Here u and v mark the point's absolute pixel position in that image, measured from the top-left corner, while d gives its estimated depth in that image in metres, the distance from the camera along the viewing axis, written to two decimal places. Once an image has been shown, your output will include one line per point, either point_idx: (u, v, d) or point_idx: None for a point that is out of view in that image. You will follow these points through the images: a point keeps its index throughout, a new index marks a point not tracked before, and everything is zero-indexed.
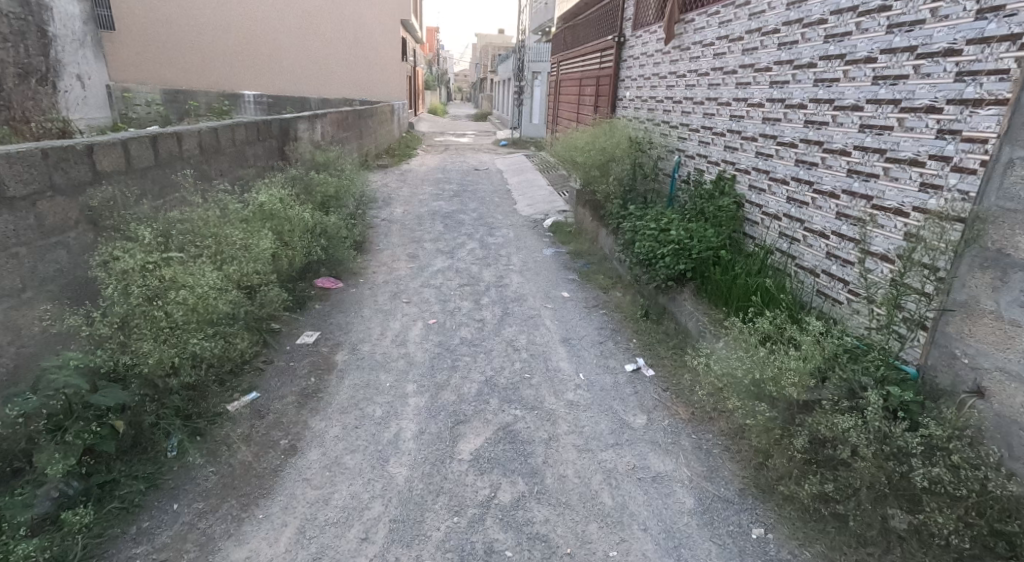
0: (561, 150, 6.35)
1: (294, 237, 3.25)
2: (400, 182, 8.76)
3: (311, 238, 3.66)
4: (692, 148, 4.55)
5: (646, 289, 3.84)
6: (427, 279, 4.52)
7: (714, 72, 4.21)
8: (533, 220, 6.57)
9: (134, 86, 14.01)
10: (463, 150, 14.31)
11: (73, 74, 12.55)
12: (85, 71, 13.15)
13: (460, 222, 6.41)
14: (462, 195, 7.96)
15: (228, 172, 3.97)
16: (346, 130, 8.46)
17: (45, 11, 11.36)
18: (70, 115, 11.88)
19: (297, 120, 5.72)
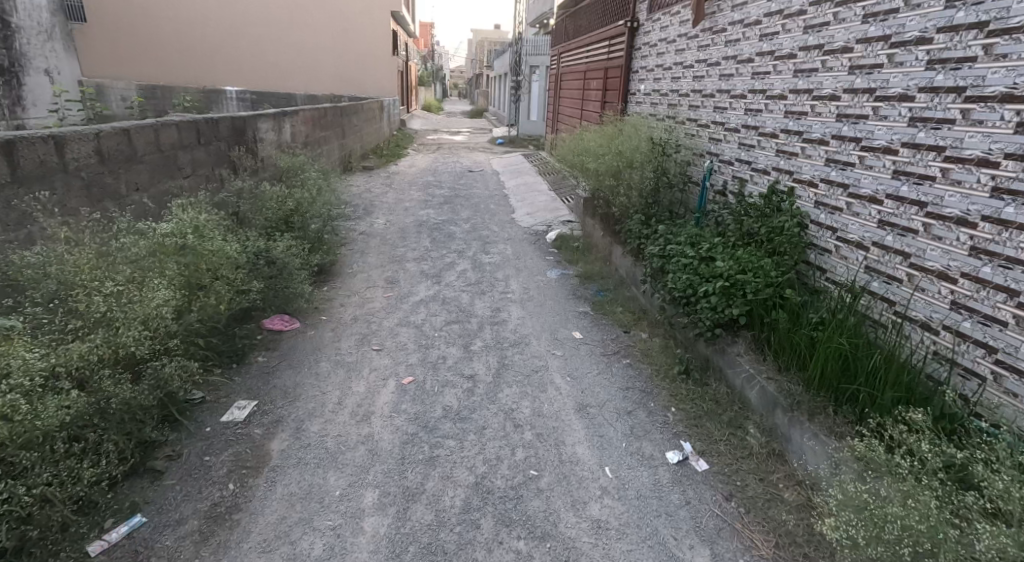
0: (566, 153, 5.51)
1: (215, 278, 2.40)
2: (385, 187, 7.89)
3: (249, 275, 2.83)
4: (731, 152, 3.72)
5: (684, 335, 2.99)
6: (407, 314, 3.69)
7: (760, 57, 3.40)
8: (534, 233, 5.72)
9: (107, 81, 13.18)
10: (456, 149, 13.43)
11: (40, 69, 11.69)
12: (52, 65, 12.28)
13: (450, 236, 5.56)
14: (454, 201, 7.12)
15: (149, 185, 3.14)
16: (323, 129, 7.63)
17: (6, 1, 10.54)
18: (33, 112, 11.02)
19: (258, 120, 4.90)
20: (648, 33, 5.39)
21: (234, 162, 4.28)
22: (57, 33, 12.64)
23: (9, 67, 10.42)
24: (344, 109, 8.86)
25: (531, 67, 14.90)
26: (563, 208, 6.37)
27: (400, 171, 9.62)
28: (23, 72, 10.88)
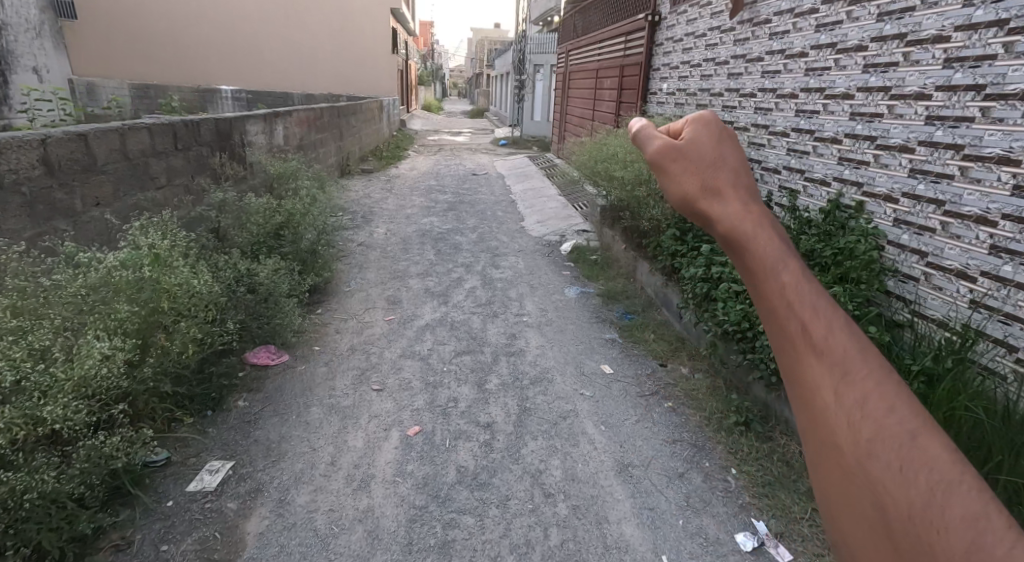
0: (579, 158, 5.06)
1: (179, 324, 1.97)
2: (386, 192, 7.47)
3: (224, 308, 2.40)
4: (778, 159, 3.29)
5: (736, 374, 2.56)
6: (411, 343, 3.26)
7: (816, 51, 2.94)
8: (547, 243, 5.29)
9: (99, 79, 12.89)
10: (459, 150, 13.01)
11: (28, 66, 11.30)
12: (41, 62, 11.88)
13: (457, 247, 5.13)
14: (459, 208, 6.69)
15: (112, 198, 2.71)
16: (320, 131, 7.21)
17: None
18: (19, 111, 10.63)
19: (245, 121, 4.48)
20: (673, 27, 4.94)
21: (218, 169, 3.86)
22: (47, 30, 12.34)
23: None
24: (342, 109, 8.44)
25: (535, 66, 14.46)
26: (576, 216, 5.92)
27: (401, 174, 9.21)
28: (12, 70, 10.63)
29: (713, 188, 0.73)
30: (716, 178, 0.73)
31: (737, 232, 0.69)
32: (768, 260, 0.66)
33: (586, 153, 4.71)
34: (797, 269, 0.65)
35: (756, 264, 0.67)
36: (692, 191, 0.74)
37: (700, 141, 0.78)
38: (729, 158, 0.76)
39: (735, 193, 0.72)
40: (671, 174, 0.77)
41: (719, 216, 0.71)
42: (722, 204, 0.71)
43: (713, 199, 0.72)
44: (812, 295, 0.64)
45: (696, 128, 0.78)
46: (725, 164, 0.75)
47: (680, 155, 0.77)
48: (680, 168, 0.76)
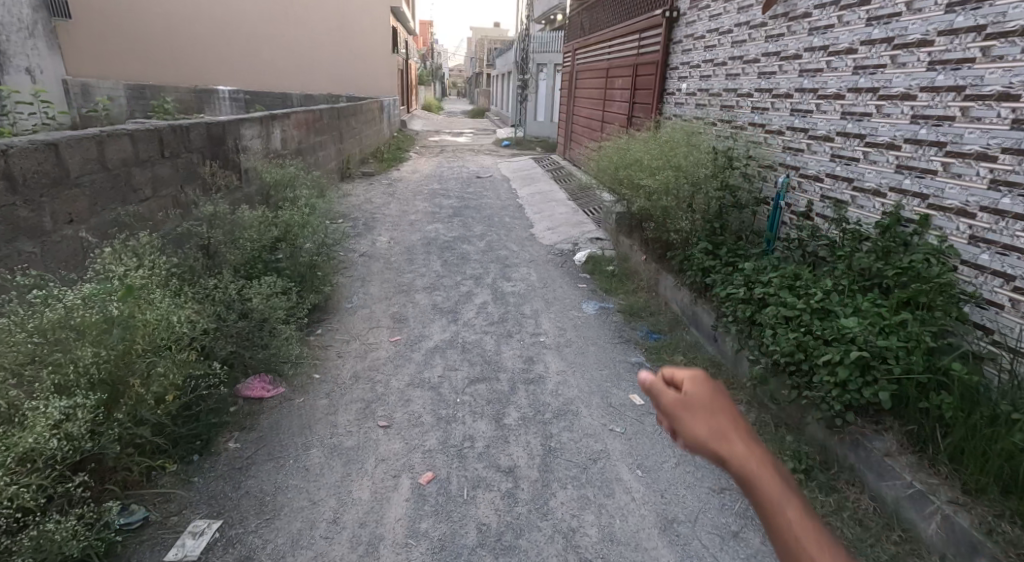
0: (592, 163, 4.77)
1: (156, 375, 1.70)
2: (388, 198, 7.20)
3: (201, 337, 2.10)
4: (820, 166, 3.01)
5: (788, 410, 2.28)
6: (420, 368, 2.99)
7: (867, 48, 2.67)
8: (559, 253, 5.01)
9: (93, 80, 12.68)
10: (461, 152, 12.72)
11: (21, 67, 11.05)
12: (34, 63, 11.62)
13: (464, 257, 4.86)
14: (465, 214, 6.41)
15: (88, 213, 2.43)
16: (319, 134, 6.93)
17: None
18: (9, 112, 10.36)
19: (240, 125, 4.19)
20: (693, 23, 4.66)
21: (209, 177, 3.58)
22: (39, 29, 12.15)
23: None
24: (342, 111, 8.17)
25: (539, 66, 14.18)
26: (588, 223, 5.64)
27: (403, 177, 8.93)
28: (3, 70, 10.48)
29: (725, 439, 0.69)
30: (728, 427, 0.70)
31: (747, 475, 0.67)
32: (777, 505, 0.65)
33: (600, 157, 4.42)
34: (801, 507, 0.66)
35: (761, 512, 0.67)
36: (704, 440, 0.70)
37: (699, 386, 0.74)
38: (722, 404, 0.74)
39: (742, 439, 0.70)
40: (676, 420, 0.73)
41: (733, 465, 0.68)
42: (733, 454, 0.68)
43: (722, 445, 0.69)
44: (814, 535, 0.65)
45: (689, 373, 0.75)
46: (725, 412, 0.73)
47: (684, 407, 0.72)
48: (688, 421, 0.71)
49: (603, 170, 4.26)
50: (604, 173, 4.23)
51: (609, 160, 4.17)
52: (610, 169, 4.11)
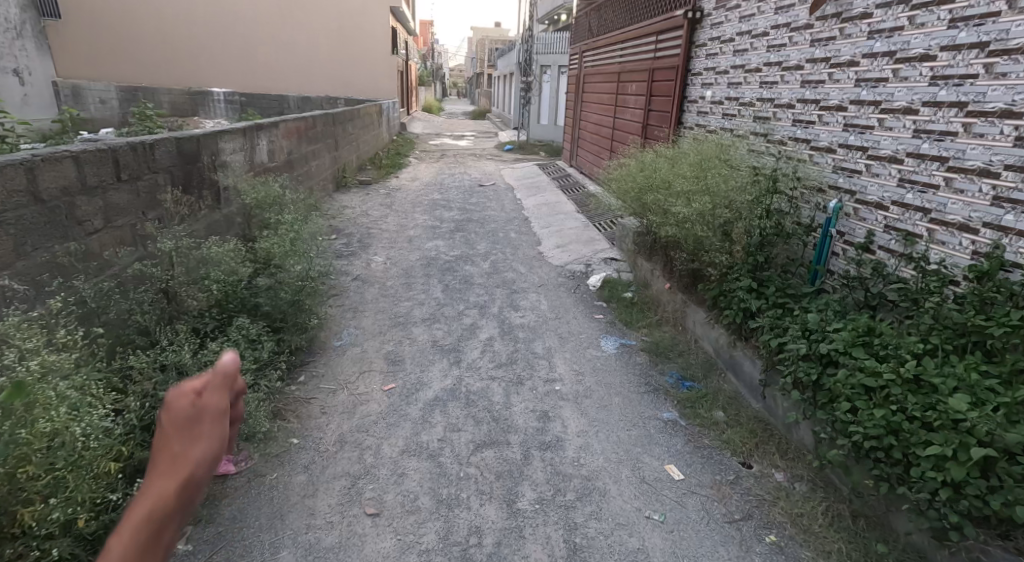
0: (607, 180, 4.35)
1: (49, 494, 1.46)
2: (385, 210, 6.77)
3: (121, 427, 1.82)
4: (884, 191, 2.59)
5: (874, 502, 1.85)
6: (417, 426, 2.56)
7: (949, 55, 2.26)
8: (570, 275, 4.58)
9: (82, 82, 12.33)
10: (462, 157, 12.29)
11: None
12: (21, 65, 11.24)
13: (467, 280, 4.44)
14: (467, 228, 5.99)
15: (15, 257, 2.01)
16: (312, 141, 6.51)
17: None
18: None
19: (216, 138, 3.77)
20: (719, 24, 4.22)
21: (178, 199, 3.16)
22: (27, 30, 11.83)
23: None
24: (337, 117, 7.76)
25: (542, 67, 13.76)
26: (601, 241, 5.20)
27: (401, 186, 8.51)
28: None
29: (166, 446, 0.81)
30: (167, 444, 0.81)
31: None
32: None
33: (617, 174, 4.00)
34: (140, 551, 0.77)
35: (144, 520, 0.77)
36: None
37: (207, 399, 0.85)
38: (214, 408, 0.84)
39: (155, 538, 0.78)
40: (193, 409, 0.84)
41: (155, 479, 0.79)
42: None
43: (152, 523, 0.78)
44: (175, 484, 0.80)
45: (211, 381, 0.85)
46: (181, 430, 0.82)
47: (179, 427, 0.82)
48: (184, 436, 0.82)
49: (621, 189, 3.84)
50: (623, 192, 3.81)
51: (630, 179, 3.75)
52: (631, 189, 3.69)
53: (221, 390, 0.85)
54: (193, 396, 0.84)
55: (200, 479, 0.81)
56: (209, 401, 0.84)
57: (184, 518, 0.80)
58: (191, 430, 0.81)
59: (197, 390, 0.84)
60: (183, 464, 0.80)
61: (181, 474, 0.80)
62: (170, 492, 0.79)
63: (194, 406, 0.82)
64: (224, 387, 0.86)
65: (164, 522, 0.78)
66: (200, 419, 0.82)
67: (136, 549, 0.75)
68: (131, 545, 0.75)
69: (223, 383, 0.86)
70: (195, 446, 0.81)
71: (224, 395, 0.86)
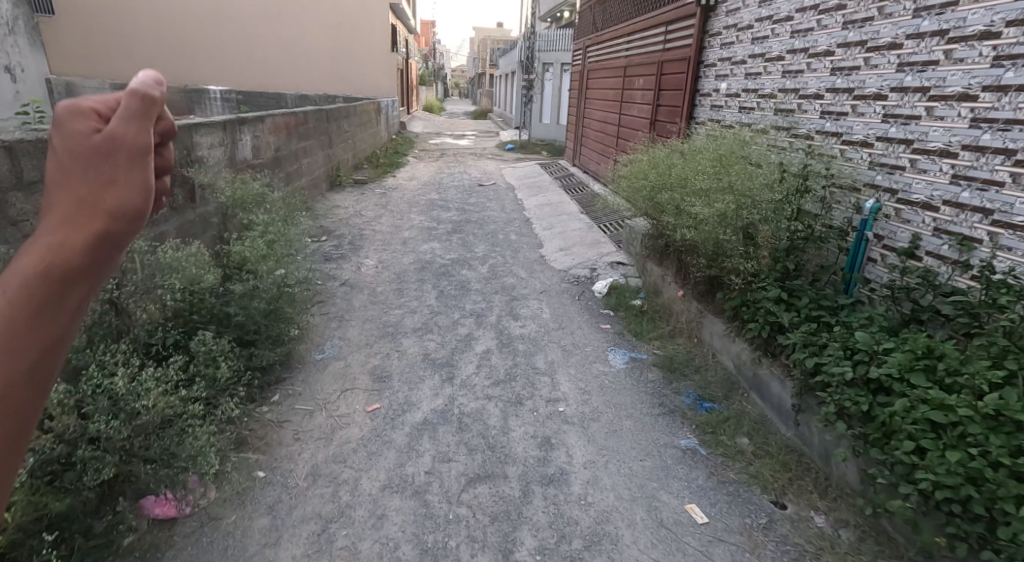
0: (614, 179, 4.04)
1: None
2: (379, 211, 6.48)
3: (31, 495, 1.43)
4: (933, 189, 2.29)
5: None
6: (403, 455, 2.26)
7: (1017, 31, 1.97)
8: (574, 281, 4.28)
9: (75, 78, 12.07)
10: (462, 156, 11.99)
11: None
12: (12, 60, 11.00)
13: (464, 286, 4.13)
14: (465, 230, 5.69)
15: None
16: (303, 139, 6.22)
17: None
18: None
19: (191, 131, 3.51)
20: (735, 11, 3.92)
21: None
22: (19, 25, 11.56)
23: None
24: (331, 113, 7.46)
25: (544, 65, 13.46)
26: (606, 243, 4.89)
27: (398, 185, 8.21)
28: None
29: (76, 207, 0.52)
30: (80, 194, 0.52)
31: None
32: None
33: (625, 172, 3.69)
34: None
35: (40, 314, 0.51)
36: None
37: (130, 118, 0.55)
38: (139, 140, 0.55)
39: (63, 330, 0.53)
40: (92, 153, 0.53)
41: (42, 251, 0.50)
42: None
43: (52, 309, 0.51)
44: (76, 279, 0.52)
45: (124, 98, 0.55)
46: (97, 163, 0.53)
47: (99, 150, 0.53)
48: (76, 182, 0.53)
49: (630, 189, 3.54)
50: (632, 192, 3.51)
51: (639, 177, 3.44)
52: (641, 188, 3.39)
53: (132, 119, 0.55)
54: (97, 121, 0.54)
55: (124, 239, 0.54)
56: (120, 128, 0.54)
57: (98, 281, 0.54)
58: (93, 163, 0.53)
59: (96, 120, 0.55)
60: (96, 213, 0.52)
61: (86, 210, 0.52)
62: (58, 279, 0.51)
63: (96, 140, 0.53)
64: (141, 116, 0.55)
65: (76, 275, 0.52)
66: (113, 154, 0.54)
67: (29, 314, 0.50)
68: (14, 305, 0.49)
69: (137, 111, 0.55)
70: (110, 190, 0.53)
71: (144, 131, 0.55)
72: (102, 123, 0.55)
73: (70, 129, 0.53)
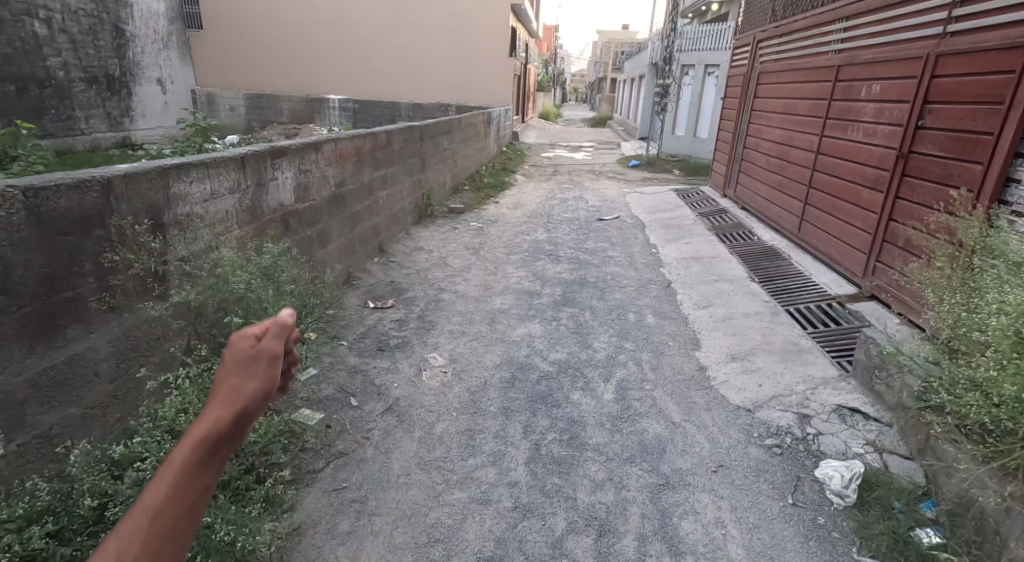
0: (954, 314, 2.08)
1: None
2: (470, 259, 5.01)
3: None
4: None
5: None
6: None
7: None
8: (772, 438, 2.40)
9: (212, 90, 12.41)
10: (578, 174, 10.28)
11: (151, 79, 11.28)
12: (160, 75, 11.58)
13: (576, 440, 2.46)
14: (581, 300, 4.01)
15: None
16: (377, 164, 4.90)
17: (122, 9, 10.31)
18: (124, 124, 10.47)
19: (155, 180, 2.34)
20: None
21: (12, 307, 1.77)
22: (173, 40, 12.15)
23: (118, 75, 10.32)
24: (425, 129, 6.15)
25: (684, 67, 11.35)
26: (814, 354, 2.91)
27: (500, 216, 6.74)
28: (128, 83, 10.56)
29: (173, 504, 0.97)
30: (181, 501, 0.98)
31: (163, 507, 0.97)
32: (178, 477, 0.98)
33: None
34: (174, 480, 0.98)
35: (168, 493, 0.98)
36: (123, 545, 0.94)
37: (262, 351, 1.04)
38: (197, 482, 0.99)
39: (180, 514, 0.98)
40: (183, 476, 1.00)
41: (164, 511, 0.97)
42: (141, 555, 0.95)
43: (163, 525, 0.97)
44: (177, 496, 0.98)
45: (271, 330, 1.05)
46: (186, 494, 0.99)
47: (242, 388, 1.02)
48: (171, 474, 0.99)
49: None
50: None
51: None
52: None
53: (275, 338, 1.05)
54: (253, 338, 1.05)
55: (252, 410, 1.03)
56: (246, 385, 1.03)
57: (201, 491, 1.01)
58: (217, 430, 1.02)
59: (253, 338, 1.05)
60: (237, 397, 1.02)
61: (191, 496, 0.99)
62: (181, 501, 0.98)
63: (235, 404, 1.02)
64: (255, 361, 1.03)
65: (187, 501, 0.99)
66: (192, 482, 0.99)
67: (172, 507, 0.97)
68: (166, 508, 0.97)
69: (254, 359, 1.03)
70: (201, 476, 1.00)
71: (273, 355, 1.05)
72: (256, 339, 1.05)
73: (238, 347, 1.04)
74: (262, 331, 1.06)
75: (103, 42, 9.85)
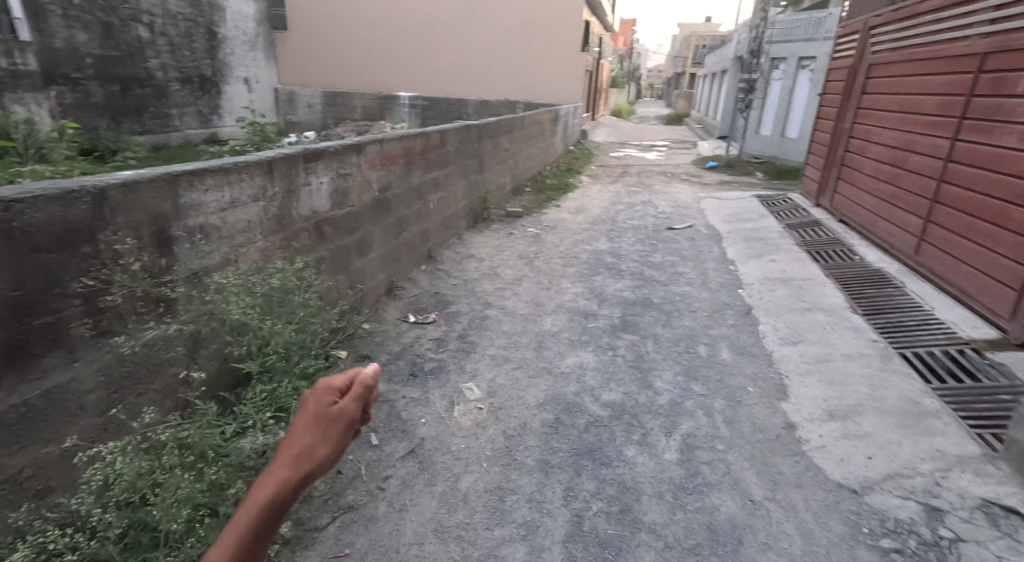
0: None
1: None
2: (523, 270, 4.60)
3: None
4: None
5: None
6: None
7: None
8: (889, 538, 1.83)
9: (293, 89, 12.73)
10: (649, 176, 9.61)
11: (240, 78, 11.69)
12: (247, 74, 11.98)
13: (628, 515, 2.00)
14: (644, 325, 3.51)
15: None
16: (429, 166, 4.60)
17: (216, 12, 10.75)
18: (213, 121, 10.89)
19: (160, 188, 2.09)
20: None
21: None
22: (261, 41, 12.56)
23: (210, 75, 10.75)
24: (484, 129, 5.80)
25: (774, 60, 10.38)
26: (943, 422, 2.29)
27: (560, 221, 6.29)
28: (218, 83, 10.96)
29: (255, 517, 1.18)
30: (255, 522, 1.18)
31: (257, 513, 1.19)
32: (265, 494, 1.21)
33: None
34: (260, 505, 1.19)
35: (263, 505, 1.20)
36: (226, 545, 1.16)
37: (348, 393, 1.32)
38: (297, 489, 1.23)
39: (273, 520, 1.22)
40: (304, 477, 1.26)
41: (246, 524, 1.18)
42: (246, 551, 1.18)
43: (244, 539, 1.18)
44: (265, 516, 1.20)
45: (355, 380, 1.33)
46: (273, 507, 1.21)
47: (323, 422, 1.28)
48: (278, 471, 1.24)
49: None
50: None
51: None
52: None
53: (353, 398, 1.29)
54: (335, 393, 1.31)
55: (311, 464, 1.23)
56: (339, 408, 1.28)
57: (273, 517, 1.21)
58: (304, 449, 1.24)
59: (335, 394, 1.31)
60: (309, 448, 1.24)
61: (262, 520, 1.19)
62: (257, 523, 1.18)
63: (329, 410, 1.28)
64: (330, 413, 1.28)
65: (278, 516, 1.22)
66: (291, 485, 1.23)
67: (260, 522, 1.19)
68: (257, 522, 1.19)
69: (330, 413, 1.28)
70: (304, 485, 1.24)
71: (355, 407, 1.30)
72: (336, 394, 1.31)
73: (322, 398, 1.30)
74: (335, 385, 1.32)
75: (198, 43, 10.25)
